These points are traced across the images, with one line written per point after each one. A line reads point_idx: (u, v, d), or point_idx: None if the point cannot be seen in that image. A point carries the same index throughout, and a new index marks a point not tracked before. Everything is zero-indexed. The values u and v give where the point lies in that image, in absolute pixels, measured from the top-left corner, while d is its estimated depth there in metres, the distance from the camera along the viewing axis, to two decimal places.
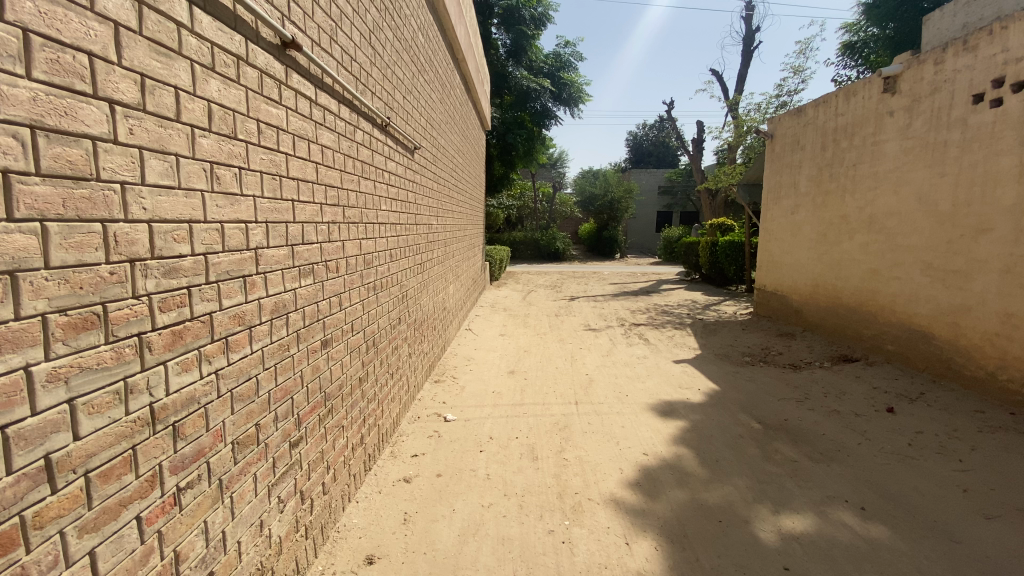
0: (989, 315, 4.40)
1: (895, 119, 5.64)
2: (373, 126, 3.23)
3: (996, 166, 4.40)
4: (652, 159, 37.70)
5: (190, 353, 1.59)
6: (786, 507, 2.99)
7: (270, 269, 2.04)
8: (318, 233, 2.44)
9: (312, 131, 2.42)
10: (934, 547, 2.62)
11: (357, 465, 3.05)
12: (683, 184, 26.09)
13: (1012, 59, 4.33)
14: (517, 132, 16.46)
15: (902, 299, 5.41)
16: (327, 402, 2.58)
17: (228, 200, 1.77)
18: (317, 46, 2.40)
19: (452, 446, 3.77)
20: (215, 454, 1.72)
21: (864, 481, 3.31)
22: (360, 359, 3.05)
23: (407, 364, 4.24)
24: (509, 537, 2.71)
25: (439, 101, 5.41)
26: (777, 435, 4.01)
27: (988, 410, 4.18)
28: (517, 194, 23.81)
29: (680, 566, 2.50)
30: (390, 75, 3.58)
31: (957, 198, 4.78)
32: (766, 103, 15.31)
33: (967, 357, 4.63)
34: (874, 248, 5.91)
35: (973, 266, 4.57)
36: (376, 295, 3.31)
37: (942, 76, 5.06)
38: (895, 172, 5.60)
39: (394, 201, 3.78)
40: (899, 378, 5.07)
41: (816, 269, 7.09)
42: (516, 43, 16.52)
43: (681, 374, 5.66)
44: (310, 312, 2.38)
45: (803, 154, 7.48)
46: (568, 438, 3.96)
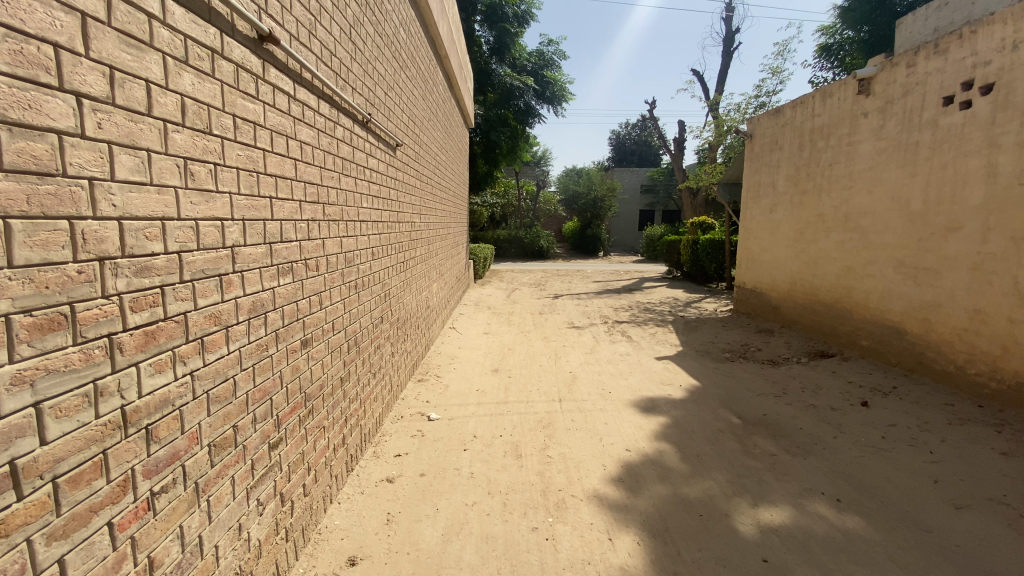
0: (958, 310, 4.54)
1: (869, 120, 5.77)
2: (353, 123, 3.19)
3: (965, 166, 4.53)
4: (634, 159, 38.10)
5: (164, 354, 1.55)
6: (764, 500, 3.05)
7: (247, 268, 1.99)
8: (297, 231, 2.40)
9: (291, 126, 2.37)
10: (907, 537, 2.70)
11: (339, 467, 3.02)
12: (665, 183, 26.24)
13: (980, 63, 4.46)
14: (500, 130, 16.45)
15: (875, 296, 5.55)
16: (307, 403, 2.55)
17: (203, 197, 1.73)
18: (295, 40, 2.36)
19: (436, 445, 3.75)
20: (191, 457, 1.68)
21: (839, 473, 3.39)
22: (341, 358, 3.00)
23: (390, 363, 4.21)
24: (493, 535, 2.71)
25: (421, 98, 5.35)
26: (756, 429, 4.09)
27: (957, 403, 4.31)
28: (500, 193, 23.71)
29: (661, 560, 2.52)
30: (371, 72, 3.54)
31: (928, 198, 4.92)
32: (746, 103, 15.53)
33: (937, 351, 4.77)
34: (849, 247, 6.05)
35: (943, 264, 4.71)
36: (357, 294, 3.27)
37: (913, 79, 5.19)
38: (870, 171, 5.75)
39: (376, 198, 3.73)
40: (873, 373, 5.20)
41: (794, 268, 7.23)
42: (499, 40, 16.49)
43: (663, 371, 5.73)
44: (289, 311, 2.34)
45: (781, 154, 7.61)
46: (552, 435, 3.98)
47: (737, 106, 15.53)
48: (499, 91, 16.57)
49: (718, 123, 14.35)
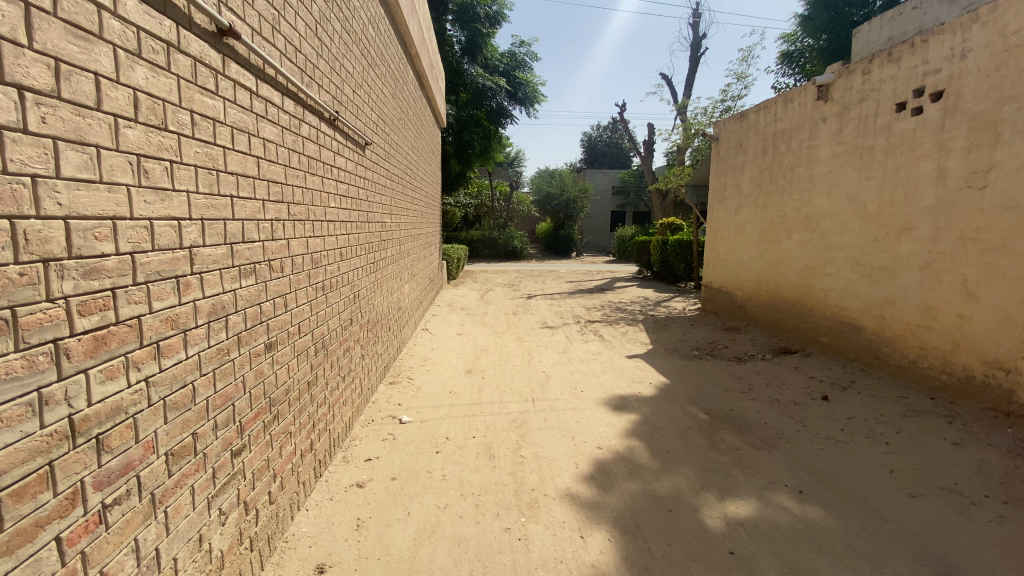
0: (911, 307, 4.76)
1: (827, 125, 6.00)
2: (320, 120, 3.12)
3: (916, 170, 4.76)
4: (606, 160, 38.63)
5: (115, 360, 1.48)
6: (731, 494, 3.13)
7: (207, 269, 1.92)
8: (260, 231, 2.33)
9: (253, 123, 2.30)
10: (865, 526, 2.81)
11: (307, 473, 2.95)
12: (636, 185, 26.65)
13: (930, 71, 4.66)
14: (472, 130, 16.41)
15: (835, 294, 5.78)
16: (272, 408, 2.48)
17: (158, 196, 1.66)
18: (257, 35, 2.30)
19: (408, 448, 3.71)
20: (146, 467, 1.61)
21: (802, 465, 3.50)
22: (308, 362, 2.93)
23: (360, 366, 4.14)
24: (465, 537, 2.69)
25: (391, 97, 5.27)
26: (722, 425, 4.19)
27: (911, 396, 4.52)
28: (473, 193, 23.57)
29: (632, 556, 2.56)
30: (339, 69, 3.47)
31: (882, 200, 5.15)
32: (713, 107, 15.94)
33: (892, 347, 4.99)
34: (810, 247, 6.27)
35: (897, 263, 4.94)
36: (325, 295, 3.21)
37: (868, 86, 5.41)
38: (828, 174, 5.97)
39: (344, 198, 3.66)
40: (832, 368, 5.41)
41: (758, 267, 7.45)
42: (471, 40, 16.40)
43: (633, 369, 5.81)
44: (252, 314, 2.27)
45: (746, 157, 7.83)
46: (525, 435, 3.99)
47: (704, 109, 15.93)
48: (471, 91, 16.52)
49: (686, 126, 14.70)
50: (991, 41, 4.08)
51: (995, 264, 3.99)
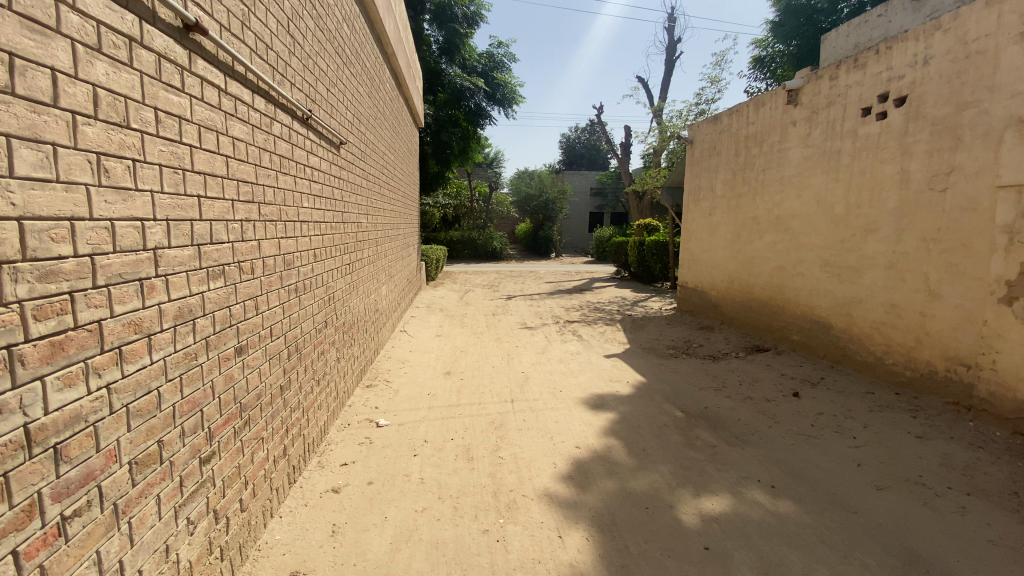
0: (876, 306, 4.93)
1: (797, 128, 6.16)
2: (292, 119, 3.07)
3: (881, 173, 4.93)
4: (584, 161, 38.98)
5: (74, 366, 1.42)
6: (705, 490, 3.18)
7: (173, 271, 1.87)
8: (229, 232, 2.27)
9: (222, 122, 2.25)
10: (834, 518, 2.90)
11: (280, 479, 2.89)
12: (614, 188, 27.06)
13: (894, 77, 4.82)
14: (451, 130, 16.36)
15: (805, 293, 5.94)
16: (243, 414, 2.41)
17: (121, 196, 1.60)
18: (226, 31, 2.24)
19: (385, 451, 3.67)
20: (108, 476, 1.56)
21: (774, 461, 3.59)
22: (280, 366, 2.87)
23: (335, 369, 4.08)
24: (443, 540, 2.67)
25: (367, 95, 5.21)
26: (698, 422, 4.27)
27: (877, 391, 4.68)
28: (452, 193, 23.46)
29: (609, 554, 2.58)
30: (312, 67, 3.41)
31: (849, 201, 5.32)
32: (688, 110, 16.25)
33: (859, 343, 5.16)
34: (781, 248, 6.44)
35: (863, 263, 5.10)
36: (298, 298, 3.15)
37: (836, 91, 5.58)
38: (798, 176, 6.14)
39: (318, 198, 3.60)
40: (803, 365, 5.56)
41: (732, 268, 7.61)
42: (449, 40, 16.33)
43: (611, 369, 5.87)
44: (221, 317, 2.21)
45: (719, 160, 7.99)
46: (504, 436, 3.98)
47: (680, 112, 16.22)
48: (449, 91, 16.45)
49: (662, 128, 14.94)
50: (952, 48, 4.24)
51: (956, 264, 4.15)
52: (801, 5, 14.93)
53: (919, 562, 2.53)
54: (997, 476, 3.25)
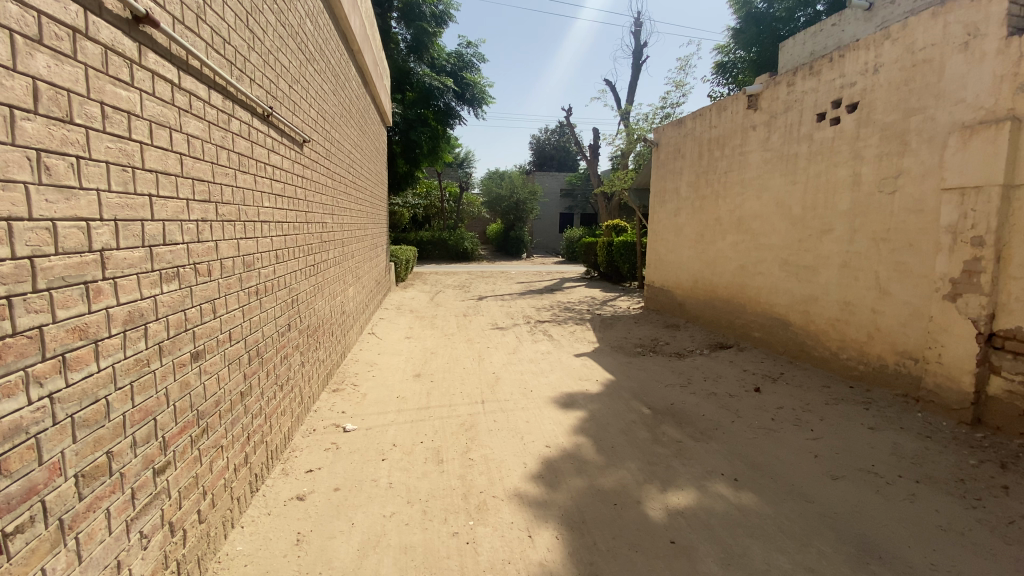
0: (831, 303, 5.15)
1: (757, 132, 6.38)
2: (252, 116, 2.97)
3: (835, 176, 5.16)
4: (554, 163, 39.31)
5: (12, 376, 1.35)
6: (671, 485, 3.25)
7: (122, 274, 1.78)
8: (184, 232, 2.18)
9: (176, 118, 2.16)
10: (793, 508, 3.01)
11: (241, 488, 2.79)
12: (583, 188, 27.42)
13: (846, 84, 5.04)
14: (420, 129, 16.22)
15: (765, 291, 6.15)
16: (200, 421, 2.33)
17: (62, 194, 1.52)
18: (179, 23, 2.15)
19: (352, 457, 3.60)
20: (52, 490, 1.47)
21: (736, 454, 3.70)
22: (240, 371, 2.78)
23: (300, 374, 3.97)
24: (412, 545, 2.64)
25: (332, 93, 5.11)
26: (664, 418, 4.36)
27: (833, 385, 4.89)
28: (422, 194, 23.24)
29: (578, 552, 2.60)
30: (273, 63, 3.32)
31: (806, 203, 5.54)
32: (654, 114, 16.61)
33: (815, 339, 5.38)
34: (743, 248, 6.65)
35: (819, 262, 5.32)
36: (259, 300, 3.05)
37: (793, 96, 5.80)
38: (758, 179, 6.35)
39: (280, 198, 3.51)
40: (764, 361, 5.75)
41: (696, 267, 7.80)
42: (417, 39, 16.20)
43: (581, 367, 5.93)
44: (176, 321, 2.12)
45: (684, 162, 8.18)
46: (474, 437, 3.97)
47: (646, 115, 16.54)
48: (418, 90, 16.29)
49: (629, 130, 15.22)
50: (900, 57, 4.46)
51: (904, 263, 4.38)
52: (762, 13, 15.53)
53: (871, 548, 2.66)
54: (942, 463, 3.44)
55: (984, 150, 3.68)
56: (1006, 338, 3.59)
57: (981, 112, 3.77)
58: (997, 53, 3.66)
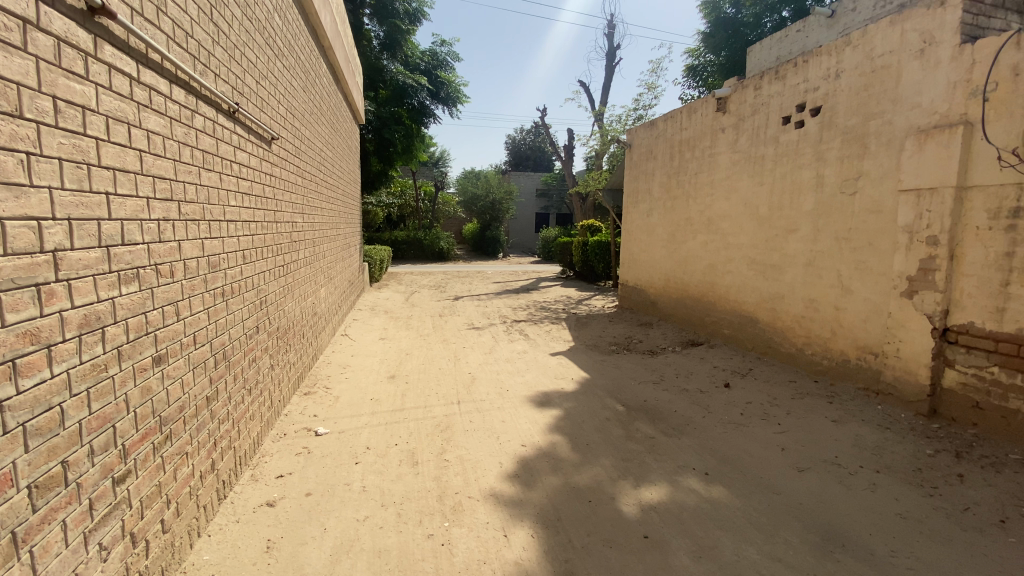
0: (797, 301, 5.32)
1: (726, 134, 6.54)
2: (216, 112, 2.88)
3: (800, 177, 5.33)
4: (530, 163, 39.43)
5: None
6: (645, 481, 3.31)
7: (77, 275, 1.71)
8: (144, 232, 2.11)
9: (135, 113, 2.08)
10: (761, 500, 3.10)
11: (208, 496, 2.71)
12: (558, 188, 27.58)
13: (810, 88, 5.21)
14: (393, 127, 16.03)
15: (734, 290, 6.31)
16: (163, 428, 2.25)
17: (11, 191, 1.45)
18: (137, 15, 2.07)
19: (324, 461, 3.54)
20: (4, 503, 1.40)
21: (707, 449, 3.79)
22: (206, 375, 2.69)
23: (269, 377, 3.88)
24: (386, 548, 2.61)
25: (301, 89, 5.00)
26: (638, 415, 4.43)
27: (799, 380, 5.05)
28: (397, 193, 22.99)
29: (553, 549, 2.62)
30: (239, 58, 3.23)
31: (772, 204, 5.71)
32: (626, 115, 16.84)
33: (782, 336, 5.54)
34: (712, 247, 6.80)
35: (785, 261, 5.49)
36: (225, 302, 2.96)
37: (759, 100, 5.97)
38: (727, 180, 6.51)
39: (247, 196, 3.41)
40: (733, 358, 5.90)
41: (669, 266, 7.94)
42: (390, 37, 16.03)
43: (556, 366, 5.97)
44: (136, 324, 2.04)
45: (656, 163, 8.31)
46: (450, 438, 3.95)
47: (619, 116, 16.76)
48: (391, 88, 16.10)
49: (603, 131, 15.39)
50: (860, 63, 4.64)
51: (864, 261, 4.55)
52: (731, 18, 15.94)
53: (835, 536, 2.76)
54: (901, 454, 3.59)
55: (938, 153, 3.86)
56: (959, 332, 3.78)
57: (936, 116, 3.94)
58: (950, 60, 3.84)
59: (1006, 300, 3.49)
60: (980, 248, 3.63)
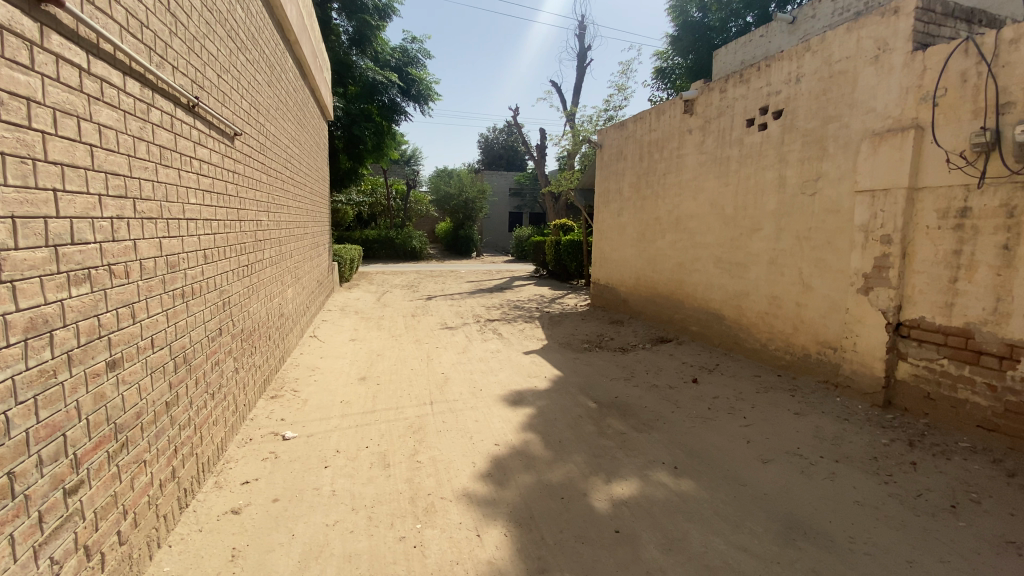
0: (761, 297, 5.49)
1: (693, 136, 6.69)
2: (175, 106, 2.78)
3: (763, 178, 5.50)
4: (502, 162, 39.42)
5: None
6: (616, 476, 3.36)
7: (21, 276, 1.62)
8: (96, 230, 2.01)
9: (85, 106, 1.98)
10: (728, 492, 3.19)
11: (168, 505, 2.61)
12: (530, 187, 27.71)
13: (772, 92, 5.38)
14: (364, 124, 15.75)
15: (702, 287, 6.47)
16: (119, 435, 2.15)
17: None
18: (87, 2, 1.97)
19: (293, 465, 3.46)
20: None
21: (676, 443, 3.87)
22: (165, 380, 2.59)
23: (233, 381, 3.76)
24: (357, 552, 2.57)
25: (266, 84, 4.86)
26: (609, 411, 4.49)
27: (763, 374, 5.22)
28: (368, 191, 22.63)
29: (526, 547, 2.63)
30: (199, 50, 3.12)
31: (737, 204, 5.87)
32: (597, 116, 17.02)
33: (747, 332, 5.71)
34: (680, 246, 6.95)
35: (750, 260, 5.66)
36: (185, 304, 2.85)
37: (724, 102, 6.13)
38: (694, 180, 6.67)
39: (209, 194, 3.30)
40: (701, 354, 6.05)
41: (639, 265, 8.07)
42: (359, 32, 15.74)
43: (529, 365, 5.99)
44: (88, 327, 1.95)
45: (626, 164, 8.44)
46: (422, 440, 3.91)
47: (590, 117, 16.94)
48: (361, 84, 15.83)
49: (575, 132, 15.53)
50: (819, 68, 4.82)
51: (823, 259, 4.73)
52: (698, 22, 16.30)
53: (798, 525, 2.86)
54: (858, 444, 3.76)
55: (891, 156, 4.05)
56: (911, 327, 3.97)
57: (889, 120, 4.13)
58: (903, 67, 4.03)
59: (954, 296, 3.69)
60: (929, 246, 3.82)
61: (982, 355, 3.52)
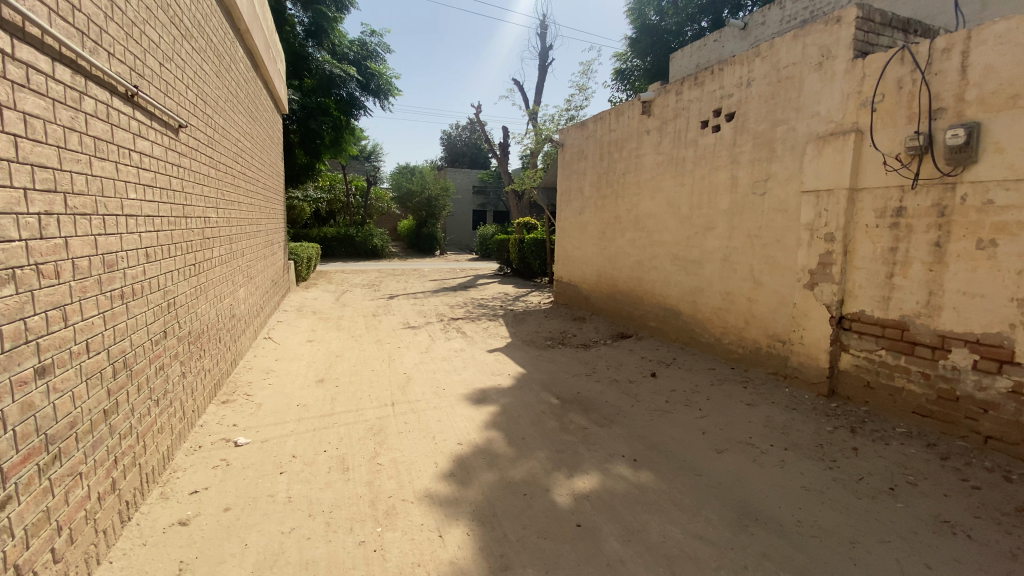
0: (715, 293, 5.69)
1: (650, 136, 6.85)
2: (111, 95, 2.61)
3: (716, 178, 5.70)
4: (465, 160, 39.18)
5: None
6: (578, 470, 3.41)
7: None
8: (22, 227, 1.87)
9: (9, 93, 1.83)
10: (684, 482, 3.30)
11: (108, 518, 2.46)
12: (495, 185, 27.82)
13: (725, 95, 5.57)
14: (321, 119, 15.28)
15: (660, 284, 6.64)
16: (51, 447, 2.01)
17: None
18: None
19: (246, 472, 3.33)
20: None
21: (636, 437, 3.96)
22: (103, 387, 2.44)
23: (180, 386, 3.58)
24: (315, 559, 2.50)
25: (214, 74, 4.64)
26: (571, 407, 4.55)
27: (718, 367, 5.42)
28: (326, 187, 21.99)
29: (490, 545, 2.64)
30: (139, 36, 2.94)
31: (693, 203, 6.06)
32: (559, 115, 17.17)
33: (702, 327, 5.91)
34: (639, 244, 7.11)
35: (705, 257, 5.86)
36: (124, 306, 2.69)
37: (680, 104, 6.31)
38: (652, 180, 6.83)
39: (150, 189, 3.12)
40: (659, 349, 6.22)
41: (600, 263, 8.20)
42: (315, 23, 15.27)
43: (493, 363, 5.99)
44: (13, 332, 1.81)
45: (587, 163, 8.55)
46: (383, 441, 3.85)
47: (552, 116, 17.08)
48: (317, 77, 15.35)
49: (538, 130, 15.64)
50: (768, 73, 5.02)
51: (773, 257, 4.94)
52: (655, 25, 16.70)
53: (750, 511, 2.99)
54: (805, 431, 3.96)
55: (834, 158, 4.27)
56: (853, 320, 4.21)
57: (832, 125, 4.35)
58: (844, 74, 4.25)
59: (890, 290, 3.93)
60: (869, 244, 4.06)
61: (916, 345, 3.78)
